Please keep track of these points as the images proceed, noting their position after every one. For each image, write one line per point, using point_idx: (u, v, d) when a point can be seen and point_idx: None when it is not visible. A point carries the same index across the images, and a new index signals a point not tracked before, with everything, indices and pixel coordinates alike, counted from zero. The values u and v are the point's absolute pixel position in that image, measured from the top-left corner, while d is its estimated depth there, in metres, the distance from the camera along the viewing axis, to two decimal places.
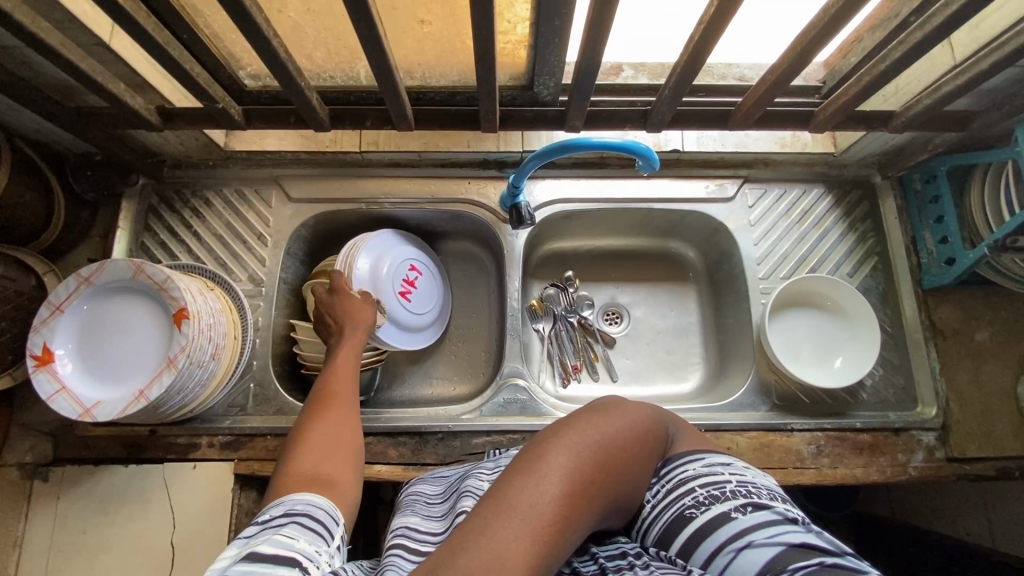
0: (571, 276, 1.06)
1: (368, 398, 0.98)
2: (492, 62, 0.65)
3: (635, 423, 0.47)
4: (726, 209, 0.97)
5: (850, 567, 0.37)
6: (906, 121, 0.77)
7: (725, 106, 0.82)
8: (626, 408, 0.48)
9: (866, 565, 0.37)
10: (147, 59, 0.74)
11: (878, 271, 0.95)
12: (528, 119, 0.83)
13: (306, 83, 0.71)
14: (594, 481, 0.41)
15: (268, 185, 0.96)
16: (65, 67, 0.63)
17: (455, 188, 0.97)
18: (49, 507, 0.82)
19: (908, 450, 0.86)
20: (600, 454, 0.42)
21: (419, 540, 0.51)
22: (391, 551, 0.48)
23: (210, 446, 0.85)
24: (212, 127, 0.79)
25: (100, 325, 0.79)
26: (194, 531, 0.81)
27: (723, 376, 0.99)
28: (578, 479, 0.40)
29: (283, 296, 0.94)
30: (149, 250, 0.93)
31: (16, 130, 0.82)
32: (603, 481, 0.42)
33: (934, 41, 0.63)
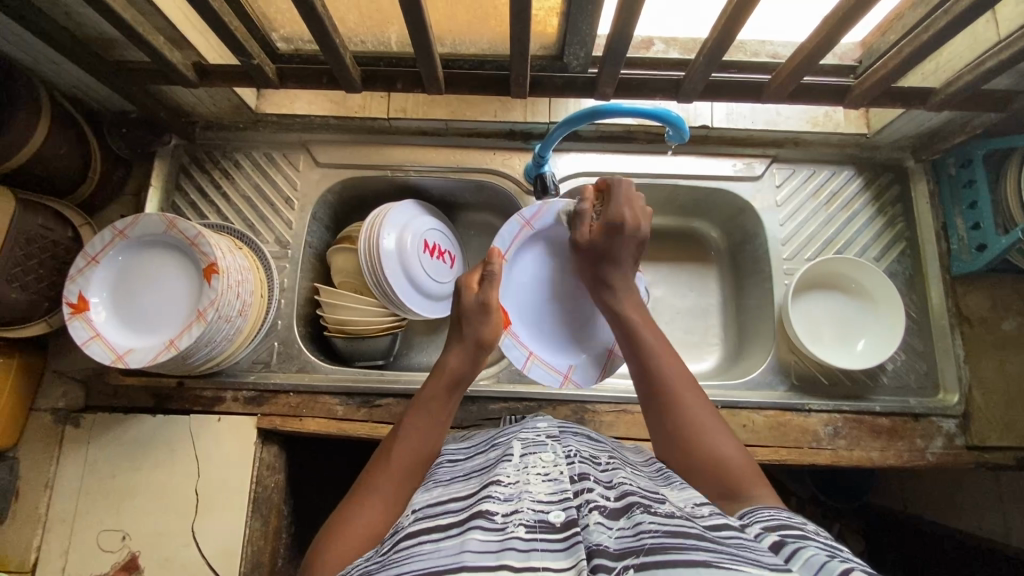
0: None
1: (389, 361, 1.00)
2: (526, 24, 0.65)
3: (733, 448, 0.57)
4: (753, 188, 0.95)
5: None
6: (944, 99, 0.76)
7: (757, 79, 0.81)
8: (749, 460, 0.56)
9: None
10: (185, 14, 0.75)
11: (906, 257, 0.94)
12: (558, 86, 0.82)
13: (340, 42, 0.71)
14: (666, 379, 0.62)
15: (296, 149, 0.97)
16: (109, 16, 0.64)
17: (479, 158, 0.97)
18: (79, 451, 0.85)
19: (928, 436, 0.85)
20: (687, 390, 0.61)
21: (440, 517, 0.49)
22: (415, 536, 0.46)
23: (234, 400, 0.87)
24: (246, 85, 0.80)
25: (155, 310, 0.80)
26: (217, 480, 0.83)
27: (741, 356, 0.99)
28: (662, 364, 0.63)
29: (307, 260, 0.96)
30: (179, 209, 0.95)
31: (56, 84, 0.84)
32: (669, 394, 0.61)
33: (981, 10, 0.61)
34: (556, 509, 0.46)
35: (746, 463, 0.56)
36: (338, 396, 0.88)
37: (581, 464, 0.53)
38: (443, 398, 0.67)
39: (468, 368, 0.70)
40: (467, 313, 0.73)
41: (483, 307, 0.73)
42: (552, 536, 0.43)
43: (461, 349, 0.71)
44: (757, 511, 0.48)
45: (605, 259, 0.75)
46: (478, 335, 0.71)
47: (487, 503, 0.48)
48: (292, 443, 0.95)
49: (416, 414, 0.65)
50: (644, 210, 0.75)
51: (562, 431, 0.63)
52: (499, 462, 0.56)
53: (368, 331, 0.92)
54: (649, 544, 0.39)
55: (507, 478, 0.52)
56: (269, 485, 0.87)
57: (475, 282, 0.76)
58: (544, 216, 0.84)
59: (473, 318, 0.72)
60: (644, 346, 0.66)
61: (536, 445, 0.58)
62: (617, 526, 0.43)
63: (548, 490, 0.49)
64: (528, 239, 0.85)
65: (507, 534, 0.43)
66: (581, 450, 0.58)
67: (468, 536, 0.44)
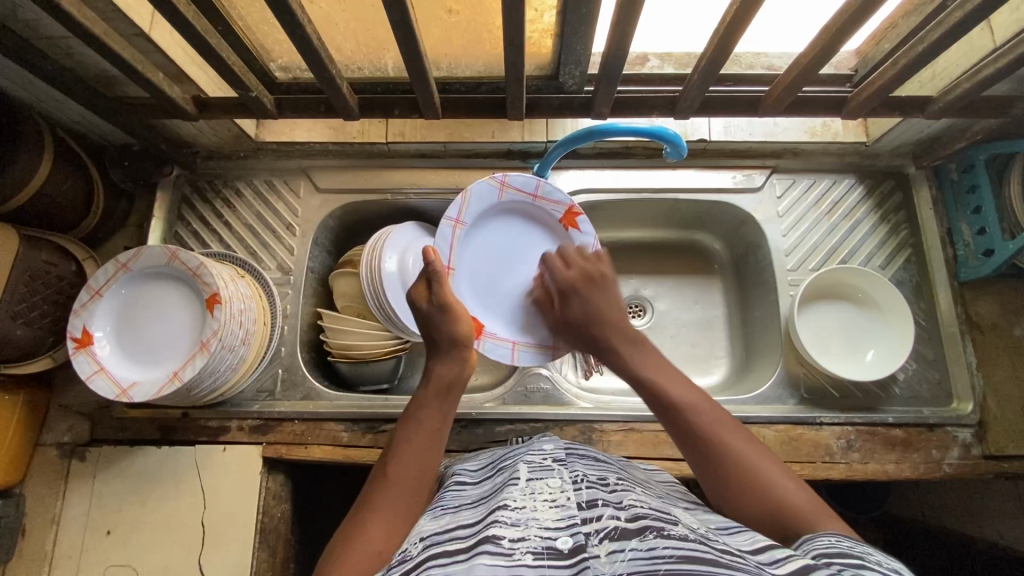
0: None
1: (392, 386, 1.00)
2: (520, 49, 0.65)
3: (794, 486, 0.53)
4: (754, 200, 0.95)
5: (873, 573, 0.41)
6: (942, 107, 0.75)
7: (753, 93, 0.81)
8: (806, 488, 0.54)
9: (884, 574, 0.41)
10: (184, 50, 0.76)
11: (912, 264, 0.93)
12: (555, 106, 0.82)
13: (337, 72, 0.72)
14: (700, 427, 0.57)
15: (296, 176, 0.98)
16: (109, 57, 0.65)
17: (479, 178, 0.97)
18: (85, 485, 0.84)
19: (943, 446, 0.84)
20: (728, 431, 0.57)
21: (447, 543, 0.47)
22: (423, 559, 0.45)
23: (239, 429, 0.87)
24: (245, 116, 0.81)
25: (149, 330, 0.80)
26: (223, 512, 0.83)
27: (750, 369, 0.97)
28: (698, 408, 0.59)
29: (310, 285, 0.96)
30: (181, 238, 0.96)
31: (59, 121, 0.85)
32: (709, 442, 0.56)
33: (975, 20, 0.61)
34: (564, 535, 0.45)
35: (811, 500, 0.52)
36: (344, 423, 0.88)
37: (589, 489, 0.52)
38: (438, 404, 0.64)
39: (458, 372, 0.67)
40: (432, 318, 0.69)
41: (444, 306, 0.69)
42: (561, 563, 0.42)
43: (446, 358, 0.68)
44: (817, 540, 0.47)
45: (591, 318, 0.71)
46: (450, 335, 0.68)
47: (496, 528, 0.46)
48: (298, 471, 0.94)
49: (415, 423, 0.63)
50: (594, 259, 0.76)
51: (569, 454, 0.61)
52: (505, 487, 0.54)
53: (371, 355, 0.91)
54: (665, 568, 0.39)
55: (516, 502, 0.50)
56: (276, 515, 0.86)
57: (422, 286, 0.71)
58: (469, 210, 0.82)
59: (438, 321, 0.69)
60: (665, 396, 0.60)
61: (543, 470, 0.56)
62: (629, 548, 0.42)
63: (556, 517, 0.48)
64: (464, 238, 0.82)
65: (515, 560, 0.42)
66: (588, 474, 0.55)
67: (476, 562, 0.43)
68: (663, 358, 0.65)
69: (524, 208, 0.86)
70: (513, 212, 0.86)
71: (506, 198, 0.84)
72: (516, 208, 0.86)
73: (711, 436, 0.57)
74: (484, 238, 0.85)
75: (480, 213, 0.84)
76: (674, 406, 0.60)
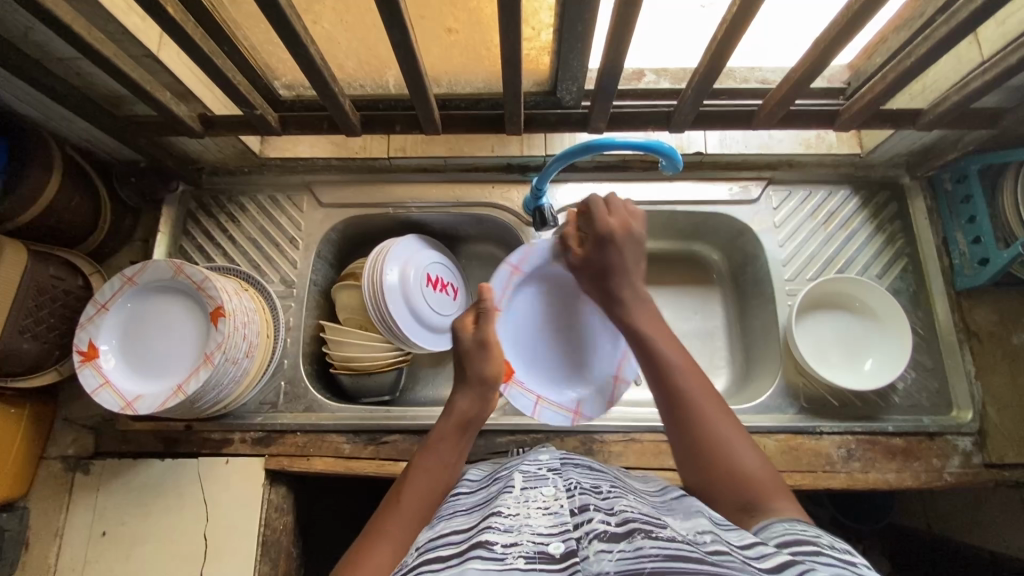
0: None
1: (394, 398, 1.00)
2: (518, 66, 0.67)
3: (754, 457, 0.56)
4: (751, 211, 0.96)
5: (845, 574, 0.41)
6: (932, 119, 0.77)
7: (747, 107, 0.83)
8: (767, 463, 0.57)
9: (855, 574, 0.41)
10: (191, 69, 0.79)
11: (909, 273, 0.93)
12: (552, 122, 0.84)
13: (340, 90, 0.74)
14: (685, 392, 0.60)
15: (300, 190, 1.00)
16: (118, 77, 0.67)
17: (479, 192, 0.99)
18: (89, 498, 0.85)
19: (944, 455, 0.84)
20: (710, 403, 0.59)
21: (441, 548, 0.48)
22: (417, 566, 0.46)
23: (242, 442, 0.88)
24: (250, 133, 0.83)
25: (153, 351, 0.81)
26: (225, 524, 0.83)
27: (750, 378, 0.98)
28: (685, 376, 0.61)
29: (312, 298, 0.97)
30: (186, 253, 0.98)
31: (68, 139, 0.87)
32: (691, 406, 0.59)
33: (961, 35, 0.62)
34: (555, 540, 0.45)
35: (768, 472, 0.56)
36: (345, 435, 0.88)
37: (581, 495, 0.52)
38: (455, 438, 0.67)
39: (477, 408, 0.70)
40: (466, 353, 0.73)
41: (483, 345, 0.72)
42: (551, 566, 0.42)
43: (467, 389, 0.71)
44: (774, 526, 0.49)
45: (614, 270, 0.71)
46: (479, 373, 0.71)
47: (488, 533, 0.47)
48: (300, 483, 0.95)
49: (431, 453, 0.65)
50: (626, 207, 0.75)
51: (564, 463, 0.62)
52: (499, 496, 0.55)
53: (373, 367, 0.92)
54: (649, 567, 0.40)
55: (509, 509, 0.51)
56: (278, 527, 0.86)
57: (469, 322, 0.75)
58: (529, 260, 0.87)
59: (473, 358, 0.72)
60: (657, 353, 0.63)
61: (538, 479, 0.57)
62: (616, 549, 0.43)
63: (548, 523, 0.48)
64: (521, 285, 0.88)
65: (507, 564, 0.43)
66: (582, 481, 0.56)
67: (467, 566, 0.43)
68: (662, 323, 0.67)
69: (589, 264, 0.90)
70: (574, 267, 0.90)
71: (566, 258, 0.89)
72: (579, 263, 0.90)
73: (696, 404, 0.59)
74: (553, 295, 0.90)
75: (544, 267, 0.89)
76: (663, 363, 0.62)
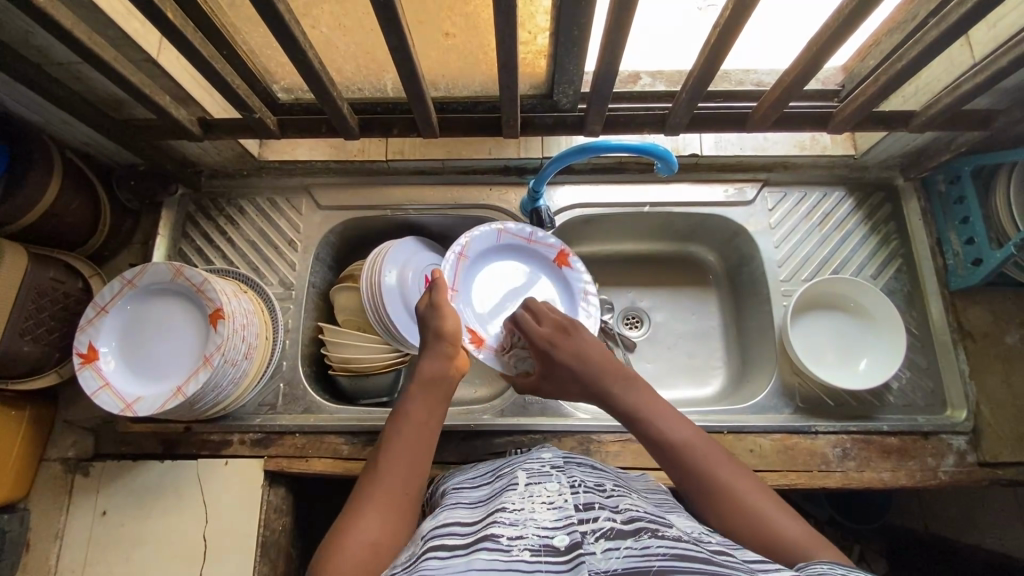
0: (608, 300, 1.07)
1: (393, 399, 1.00)
2: (514, 70, 0.67)
3: (784, 517, 0.54)
4: (747, 213, 0.97)
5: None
6: (925, 120, 0.77)
7: (742, 109, 0.83)
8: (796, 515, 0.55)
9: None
10: (190, 73, 0.79)
11: (903, 274, 0.94)
12: (549, 124, 0.85)
13: (338, 93, 0.75)
14: (693, 462, 0.59)
15: (299, 193, 1.00)
16: (118, 81, 0.68)
17: (477, 194, 1.00)
18: (89, 499, 0.85)
19: (938, 454, 0.84)
20: (719, 467, 0.58)
21: (446, 538, 0.48)
22: (422, 554, 0.46)
23: (241, 443, 0.88)
24: (248, 136, 0.83)
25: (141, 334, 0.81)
26: (225, 524, 0.83)
27: (746, 379, 0.98)
28: (691, 446, 0.60)
29: (311, 300, 0.98)
30: (186, 255, 0.98)
31: (68, 143, 0.88)
32: (703, 474, 0.58)
33: (951, 38, 0.63)
34: (561, 533, 0.46)
35: (803, 531, 0.53)
36: (344, 436, 0.89)
37: (586, 493, 0.53)
38: (424, 396, 0.64)
39: (440, 365, 0.67)
40: (422, 315, 0.73)
41: (434, 307, 0.72)
42: (557, 560, 0.43)
43: (430, 350, 0.69)
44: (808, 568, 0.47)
45: (577, 363, 0.70)
46: (437, 330, 0.70)
47: (495, 526, 0.47)
48: (299, 484, 0.95)
49: (402, 415, 0.63)
50: (557, 316, 0.76)
51: (567, 461, 0.63)
52: (504, 491, 0.55)
53: (371, 368, 0.93)
54: (656, 565, 0.41)
55: (514, 503, 0.51)
56: (277, 528, 0.86)
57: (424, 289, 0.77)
58: (472, 246, 0.89)
59: (431, 320, 0.72)
60: (658, 431, 0.62)
61: (541, 475, 0.57)
62: (623, 546, 0.44)
63: (553, 517, 0.49)
64: (467, 270, 0.89)
65: (514, 557, 0.43)
66: (586, 479, 0.57)
67: (475, 558, 0.43)
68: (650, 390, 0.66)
69: (519, 248, 0.94)
70: (511, 252, 0.94)
71: (505, 240, 0.92)
72: (513, 249, 0.94)
73: (706, 472, 0.58)
74: (482, 275, 0.92)
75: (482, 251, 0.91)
76: (665, 441, 0.61)
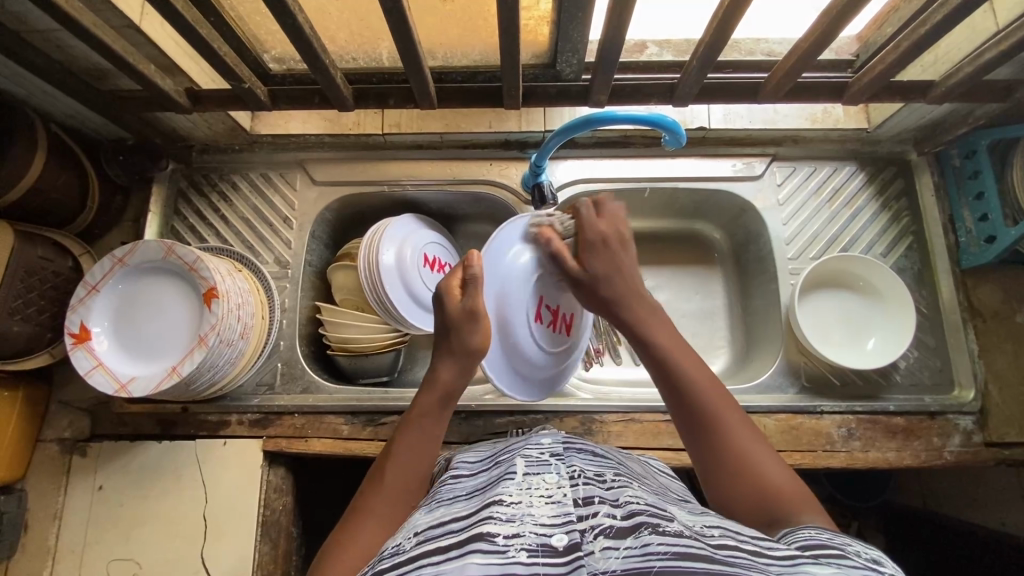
0: None
1: (392, 378, 0.99)
2: (516, 36, 0.64)
3: (777, 472, 0.55)
4: (754, 188, 0.94)
5: (849, 564, 0.41)
6: (944, 92, 0.74)
7: (753, 79, 0.80)
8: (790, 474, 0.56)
9: (858, 564, 0.41)
10: (176, 42, 0.76)
11: (914, 251, 0.92)
12: (551, 95, 0.81)
13: (330, 62, 0.71)
14: (703, 401, 0.59)
15: (293, 168, 0.97)
16: (99, 49, 0.65)
17: (477, 169, 0.97)
18: (86, 480, 0.85)
19: (945, 434, 0.84)
20: (728, 413, 0.59)
21: (441, 537, 0.47)
22: (416, 556, 0.45)
23: (239, 424, 0.87)
24: (239, 108, 0.80)
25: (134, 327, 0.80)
26: (224, 505, 0.83)
27: (750, 358, 0.97)
28: (701, 387, 0.60)
29: (307, 279, 0.96)
30: (178, 233, 0.96)
31: (52, 115, 0.84)
32: (710, 413, 0.59)
33: (978, 2, 0.60)
34: (559, 532, 0.44)
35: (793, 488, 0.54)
36: (343, 416, 0.88)
37: (586, 486, 0.51)
38: (437, 411, 0.65)
39: (459, 379, 0.67)
40: (454, 322, 0.68)
41: (471, 314, 0.67)
42: (555, 561, 0.42)
43: (452, 358, 0.67)
44: (797, 530, 0.47)
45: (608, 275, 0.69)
46: (467, 345, 0.67)
47: (490, 523, 0.46)
48: (299, 464, 0.95)
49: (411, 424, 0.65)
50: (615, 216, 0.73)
51: (567, 448, 0.61)
52: (501, 482, 0.54)
53: (369, 348, 0.91)
54: (658, 567, 0.39)
55: (511, 497, 0.50)
56: (278, 508, 0.86)
57: (457, 288, 0.70)
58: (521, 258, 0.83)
59: (462, 328, 0.68)
60: (675, 367, 0.62)
61: (540, 464, 0.56)
62: (623, 546, 0.42)
63: (551, 513, 0.47)
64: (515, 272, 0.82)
65: (509, 558, 0.42)
66: (586, 469, 0.55)
67: (468, 560, 0.42)
68: (675, 331, 0.65)
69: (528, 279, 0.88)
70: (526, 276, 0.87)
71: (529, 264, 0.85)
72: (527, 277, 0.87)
73: (712, 412, 0.59)
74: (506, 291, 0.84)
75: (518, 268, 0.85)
76: (681, 378, 0.61)
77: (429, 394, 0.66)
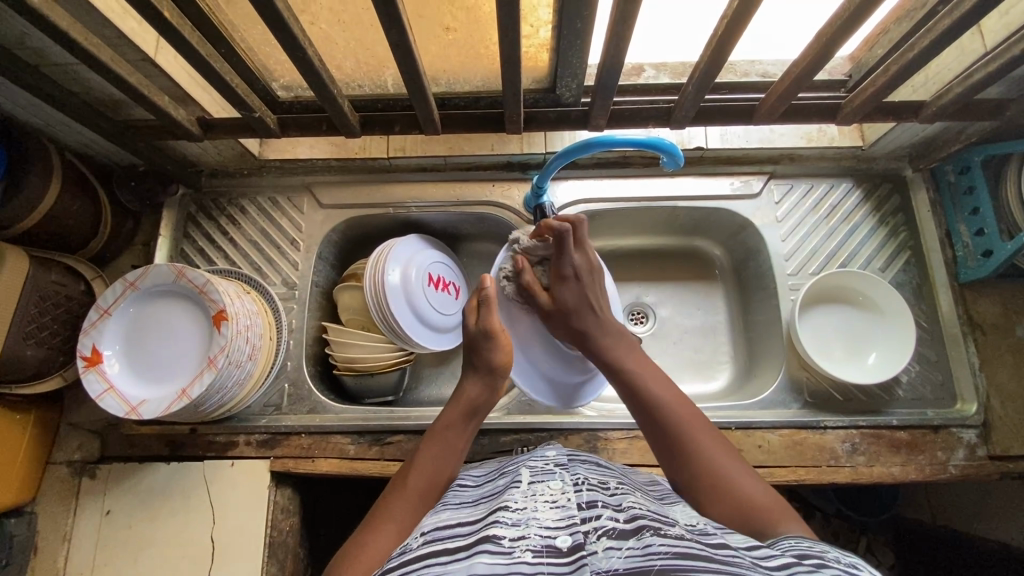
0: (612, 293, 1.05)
1: (398, 398, 1.00)
2: (517, 65, 0.66)
3: (757, 486, 0.56)
4: (753, 206, 0.96)
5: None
6: (935, 110, 0.76)
7: (749, 101, 0.82)
8: (765, 487, 0.56)
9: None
10: (188, 72, 0.78)
11: (912, 266, 0.93)
12: (552, 119, 0.84)
13: (338, 91, 0.74)
14: (676, 420, 0.61)
15: (300, 192, 1.00)
16: (116, 82, 0.67)
17: (480, 190, 0.99)
18: (95, 502, 0.85)
19: (948, 448, 0.84)
20: (698, 429, 0.60)
21: (448, 540, 0.48)
22: (424, 557, 0.46)
23: (247, 444, 0.88)
24: (249, 136, 0.82)
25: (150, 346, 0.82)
26: (231, 526, 0.83)
27: (753, 373, 0.98)
28: (674, 408, 0.62)
29: (314, 299, 0.97)
30: (188, 256, 0.98)
31: (66, 144, 0.87)
32: (680, 429, 0.60)
33: (962, 28, 0.62)
34: (563, 534, 0.45)
35: (776, 500, 0.54)
36: (349, 436, 0.88)
37: (590, 491, 0.52)
38: (461, 425, 0.68)
39: (487, 397, 0.71)
40: (474, 342, 0.73)
41: (485, 333, 0.73)
42: (560, 561, 0.42)
43: (476, 375, 0.72)
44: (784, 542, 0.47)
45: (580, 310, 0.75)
46: (490, 361, 0.72)
47: (496, 529, 0.47)
48: (306, 483, 0.95)
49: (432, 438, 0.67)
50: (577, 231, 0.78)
51: (571, 459, 0.62)
52: (507, 490, 0.55)
53: (374, 368, 0.92)
54: (659, 564, 0.39)
55: (516, 503, 0.51)
56: (284, 528, 0.86)
57: (473, 310, 0.76)
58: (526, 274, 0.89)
59: (479, 344, 0.73)
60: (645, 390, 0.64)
61: (545, 473, 0.57)
62: (626, 546, 0.42)
63: (556, 517, 0.48)
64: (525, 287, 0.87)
65: (514, 558, 0.42)
66: (590, 477, 0.56)
67: (475, 560, 0.43)
68: (643, 355, 0.70)
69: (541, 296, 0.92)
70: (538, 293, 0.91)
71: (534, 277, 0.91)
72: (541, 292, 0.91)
73: (682, 429, 0.60)
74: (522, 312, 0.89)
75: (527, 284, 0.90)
76: (651, 399, 0.63)
77: (450, 410, 0.69)
